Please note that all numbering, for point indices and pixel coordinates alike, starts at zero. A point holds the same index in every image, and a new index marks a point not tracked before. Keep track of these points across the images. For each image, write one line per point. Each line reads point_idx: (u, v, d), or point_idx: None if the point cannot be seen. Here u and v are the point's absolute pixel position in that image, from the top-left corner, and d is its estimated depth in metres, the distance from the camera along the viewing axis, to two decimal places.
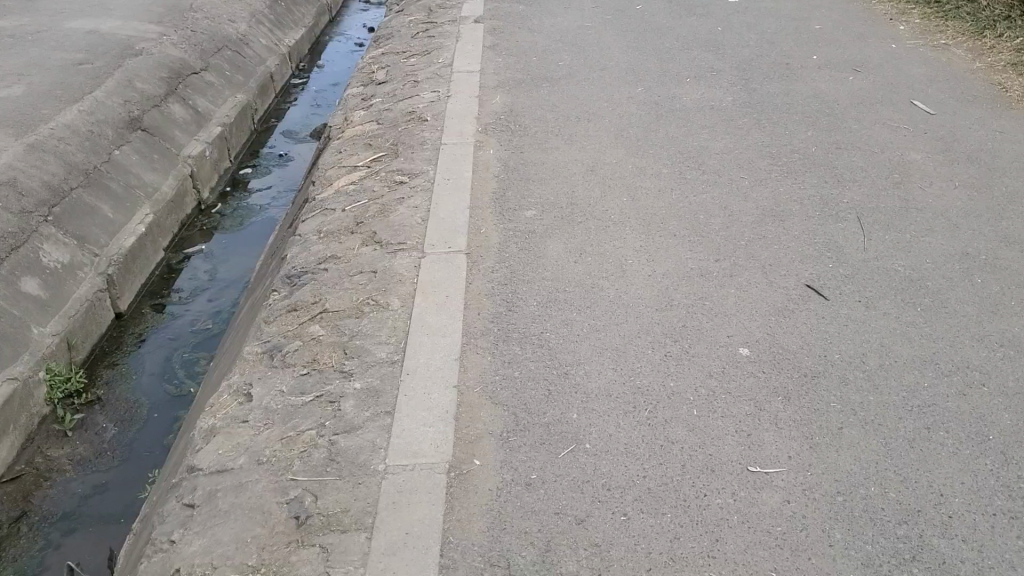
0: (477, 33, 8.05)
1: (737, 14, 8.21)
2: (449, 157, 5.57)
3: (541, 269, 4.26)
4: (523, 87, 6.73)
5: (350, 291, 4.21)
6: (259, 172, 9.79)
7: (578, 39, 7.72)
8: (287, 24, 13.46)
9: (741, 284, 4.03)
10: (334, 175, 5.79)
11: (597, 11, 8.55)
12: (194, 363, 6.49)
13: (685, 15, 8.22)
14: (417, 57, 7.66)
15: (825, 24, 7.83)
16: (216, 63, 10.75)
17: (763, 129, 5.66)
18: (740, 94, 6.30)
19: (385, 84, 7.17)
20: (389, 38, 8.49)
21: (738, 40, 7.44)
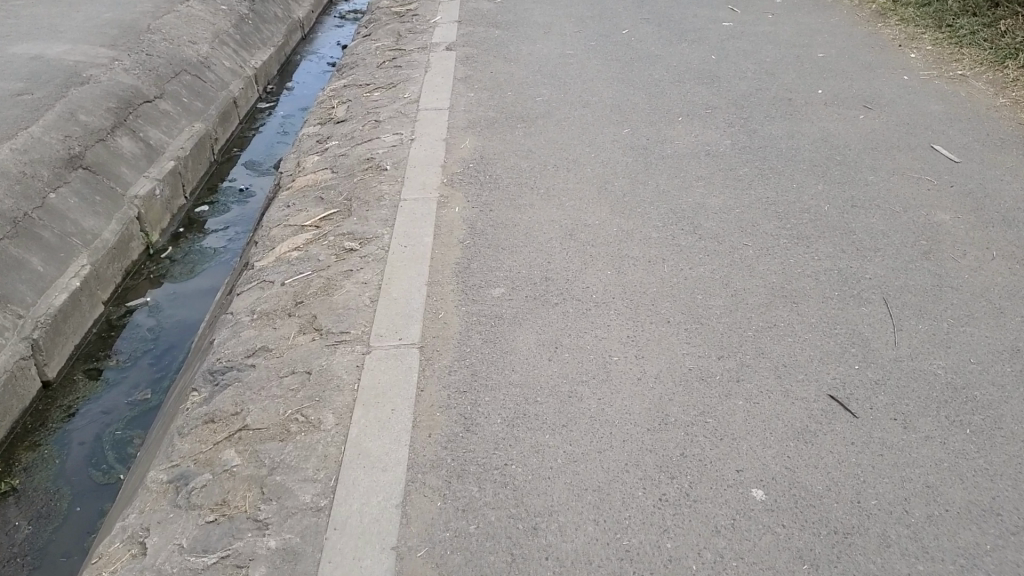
0: (447, 63, 7.36)
1: (731, 40, 7.53)
2: (408, 217, 4.87)
3: (509, 369, 3.55)
4: (497, 127, 6.04)
5: (276, 401, 3.49)
6: (217, 210, 9.06)
7: (559, 70, 7.03)
8: (254, 45, 12.75)
9: (750, 393, 3.34)
10: (278, 235, 5.08)
11: (580, 36, 7.85)
12: (126, 443, 5.74)
13: (676, 42, 7.54)
14: (380, 91, 6.97)
15: (830, 52, 7.14)
16: (173, 90, 10.03)
17: (766, 182, 4.98)
18: (737, 137, 5.62)
19: (344, 123, 6.47)
20: (354, 66, 7.80)
21: (734, 72, 6.76)
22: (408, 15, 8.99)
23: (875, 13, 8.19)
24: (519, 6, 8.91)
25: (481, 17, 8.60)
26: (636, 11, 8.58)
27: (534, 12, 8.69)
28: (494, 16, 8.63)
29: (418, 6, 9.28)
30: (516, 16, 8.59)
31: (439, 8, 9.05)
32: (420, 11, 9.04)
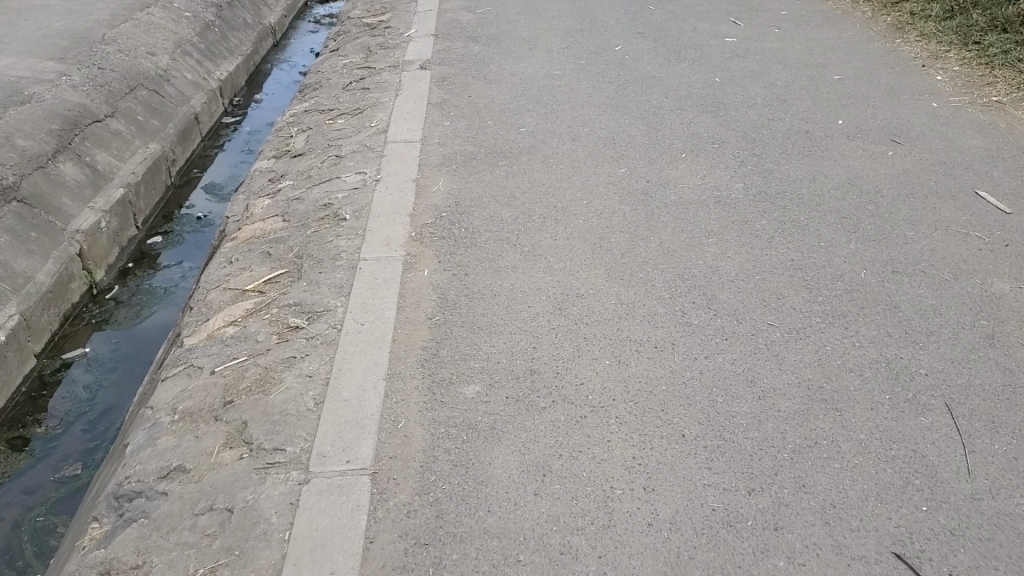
0: (420, 85, 6.62)
1: (736, 58, 6.80)
2: (368, 282, 4.13)
3: (486, 507, 2.81)
4: (473, 168, 5.31)
5: (186, 554, 2.73)
6: (171, 242, 8.29)
7: (544, 95, 6.29)
8: (220, 55, 11.98)
9: (792, 548, 2.61)
10: (217, 301, 4.34)
11: (569, 54, 7.11)
12: (48, 530, 4.95)
13: (674, 61, 6.80)
14: (345, 118, 6.22)
15: (847, 73, 6.41)
16: (126, 107, 9.25)
17: (788, 238, 4.26)
18: (751, 179, 4.89)
19: (301, 158, 5.71)
20: (318, 87, 7.05)
21: (740, 98, 6.03)
22: (380, 27, 8.25)
23: (890, 27, 7.46)
24: (501, 19, 8.18)
25: (459, 31, 7.87)
26: (628, 25, 7.83)
27: (518, 25, 7.95)
28: (474, 29, 7.89)
29: (391, 18, 8.53)
30: (498, 29, 7.86)
31: (413, 20, 8.32)
32: (393, 23, 8.30)
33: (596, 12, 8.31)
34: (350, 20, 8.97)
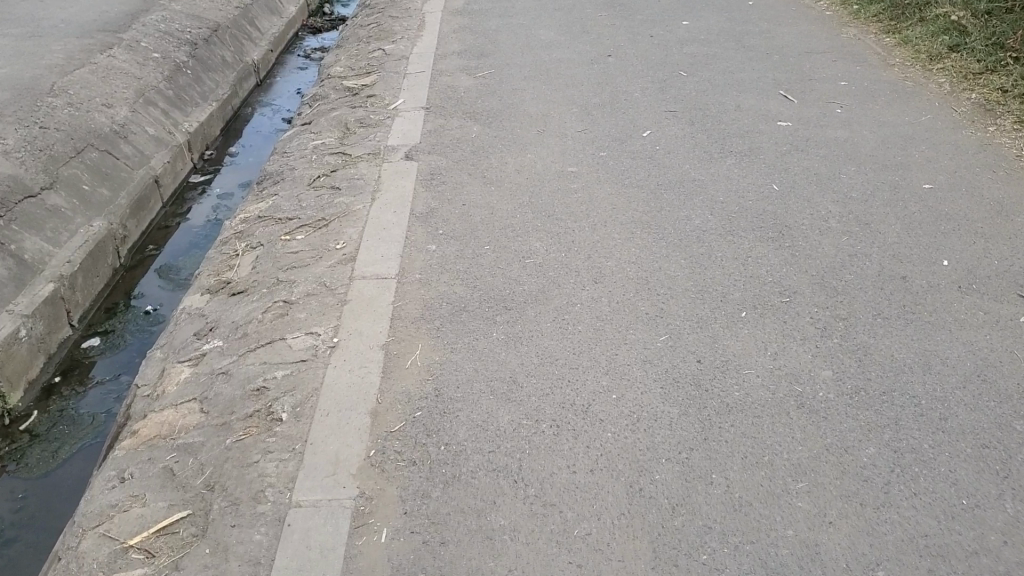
0: (402, 190, 5.33)
1: (794, 152, 5.50)
2: (300, 558, 2.80)
3: None
4: (463, 326, 3.98)
5: None
6: (111, 345, 6.98)
7: (557, 208, 5.00)
8: (191, 103, 10.71)
9: None
10: (88, 556, 3.01)
11: (585, 145, 5.83)
12: None
13: (716, 156, 5.51)
14: (303, 235, 4.93)
15: (938, 180, 5.10)
16: (68, 175, 7.96)
17: (911, 490, 2.95)
18: (840, 364, 3.59)
19: (241, 296, 4.42)
20: (278, 180, 5.77)
21: (806, 216, 4.73)
22: (362, 96, 7.00)
23: (978, 108, 6.16)
24: (506, 90, 6.92)
25: (455, 108, 6.61)
26: (658, 99, 6.55)
27: (525, 101, 6.69)
28: (472, 106, 6.63)
29: (377, 83, 7.29)
30: (503, 106, 6.59)
31: (401, 89, 7.07)
32: (378, 91, 7.04)
33: (618, 80, 7.03)
34: (331, 81, 7.71)
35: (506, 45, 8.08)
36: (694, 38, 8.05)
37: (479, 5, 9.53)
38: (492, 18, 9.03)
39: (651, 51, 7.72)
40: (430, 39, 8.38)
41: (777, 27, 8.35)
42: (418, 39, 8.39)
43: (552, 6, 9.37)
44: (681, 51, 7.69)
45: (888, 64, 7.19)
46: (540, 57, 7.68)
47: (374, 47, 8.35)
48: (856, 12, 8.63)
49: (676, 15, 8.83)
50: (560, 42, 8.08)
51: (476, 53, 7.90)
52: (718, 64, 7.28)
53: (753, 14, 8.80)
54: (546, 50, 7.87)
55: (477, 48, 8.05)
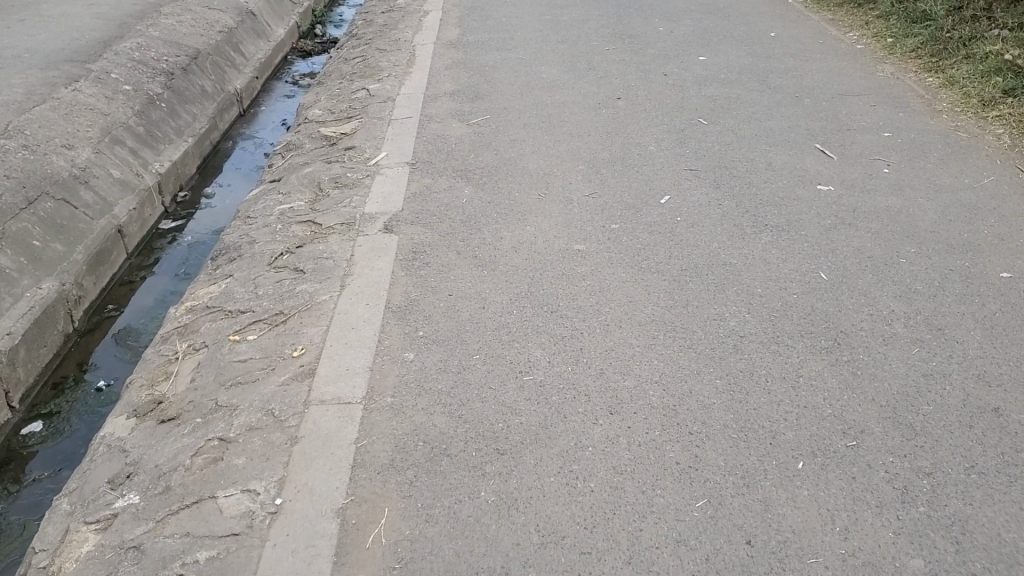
0: (377, 275, 4.49)
1: (840, 226, 4.68)
2: None
3: None
4: (444, 478, 3.11)
5: None
6: (54, 431, 6.15)
7: (561, 300, 4.17)
8: (163, 140, 9.91)
9: None
10: None
11: (594, 215, 5.02)
12: None
13: (749, 231, 4.69)
14: (255, 335, 4.11)
15: (1019, 266, 4.27)
16: (16, 228, 7.15)
17: None
18: (932, 551, 2.76)
19: (173, 423, 3.59)
20: (236, 256, 4.94)
21: (864, 317, 3.90)
22: (340, 148, 6.19)
23: None
24: (502, 143, 6.11)
25: (445, 166, 5.80)
26: (676, 155, 5.74)
27: (525, 156, 5.88)
28: (464, 163, 5.81)
29: (357, 132, 6.48)
30: (499, 163, 5.78)
31: (384, 141, 6.26)
32: (356, 144, 6.23)
33: (629, 130, 6.22)
34: (307, 127, 6.90)
35: (503, 85, 7.28)
36: (714, 76, 7.23)
37: (474, 37, 8.74)
38: (488, 52, 8.23)
39: (665, 93, 6.91)
40: (420, 78, 7.58)
41: (804, 63, 7.54)
42: (406, 78, 7.58)
43: (555, 38, 8.58)
44: (700, 93, 6.88)
45: (935, 110, 6.37)
46: (539, 101, 6.89)
47: (358, 87, 7.55)
48: (891, 46, 7.83)
49: (692, 49, 8.02)
50: (563, 82, 7.28)
51: (470, 96, 7.10)
52: (741, 110, 6.47)
53: (775, 47, 7.99)
54: (548, 92, 7.06)
55: (470, 89, 7.25)
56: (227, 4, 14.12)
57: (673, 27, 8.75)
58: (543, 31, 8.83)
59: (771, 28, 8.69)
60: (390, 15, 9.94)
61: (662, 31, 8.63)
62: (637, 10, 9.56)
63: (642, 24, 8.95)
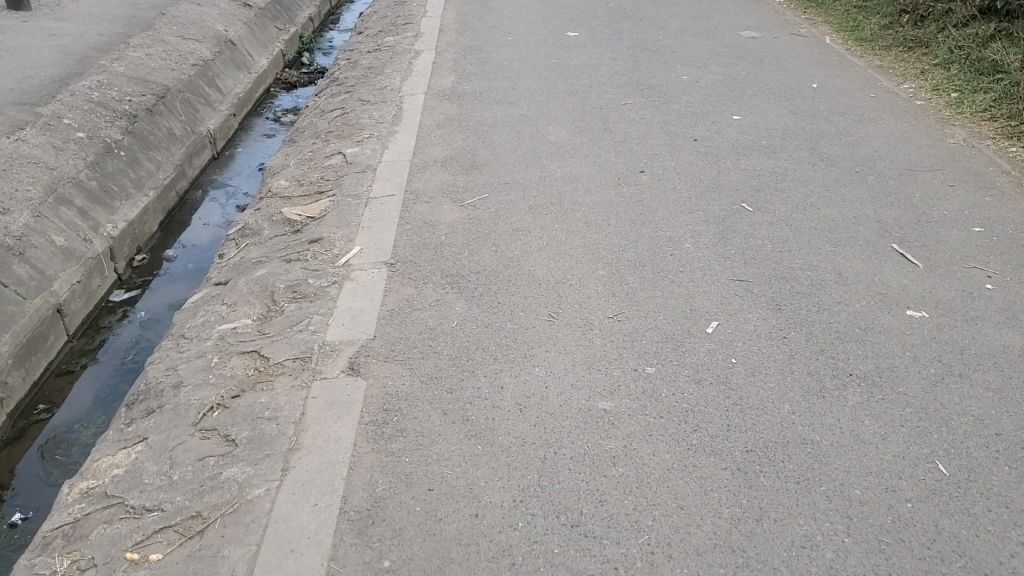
0: (334, 449, 3.35)
1: (948, 383, 3.56)
2: None
3: None
4: None
5: None
6: None
7: (585, 499, 3.04)
8: (119, 196, 8.79)
9: None
10: None
11: (620, 348, 3.89)
12: None
13: (828, 385, 3.57)
14: (161, 552, 2.93)
15: None
16: None
17: None
18: None
19: None
20: (156, 405, 3.80)
21: (1011, 550, 2.78)
22: (304, 239, 5.07)
23: None
24: (503, 235, 4.99)
25: (431, 267, 4.68)
26: (719, 257, 4.62)
27: (532, 255, 4.76)
28: (456, 263, 4.69)
29: (326, 216, 5.36)
30: (499, 264, 4.66)
31: (359, 230, 5.14)
32: (324, 233, 5.11)
33: (657, 218, 5.11)
34: (269, 204, 5.79)
35: (503, 155, 6.18)
36: (753, 142, 6.12)
37: (470, 87, 7.64)
38: (486, 107, 7.14)
39: (696, 166, 5.80)
40: (406, 142, 6.48)
41: (858, 125, 6.43)
42: (389, 143, 6.47)
43: (565, 88, 7.47)
44: (739, 165, 5.77)
45: None
46: (547, 177, 5.78)
47: (333, 151, 6.44)
48: (956, 103, 6.72)
49: (724, 104, 6.92)
50: (575, 151, 6.18)
51: (464, 168, 5.99)
52: (792, 190, 5.35)
53: (820, 102, 6.89)
54: (557, 165, 5.96)
55: (464, 159, 6.15)
56: (204, 34, 13.05)
57: (698, 76, 7.65)
58: (550, 79, 7.73)
59: (811, 76, 7.58)
60: (375, 55, 8.85)
61: (686, 81, 7.53)
62: (655, 53, 8.46)
63: (663, 71, 7.85)
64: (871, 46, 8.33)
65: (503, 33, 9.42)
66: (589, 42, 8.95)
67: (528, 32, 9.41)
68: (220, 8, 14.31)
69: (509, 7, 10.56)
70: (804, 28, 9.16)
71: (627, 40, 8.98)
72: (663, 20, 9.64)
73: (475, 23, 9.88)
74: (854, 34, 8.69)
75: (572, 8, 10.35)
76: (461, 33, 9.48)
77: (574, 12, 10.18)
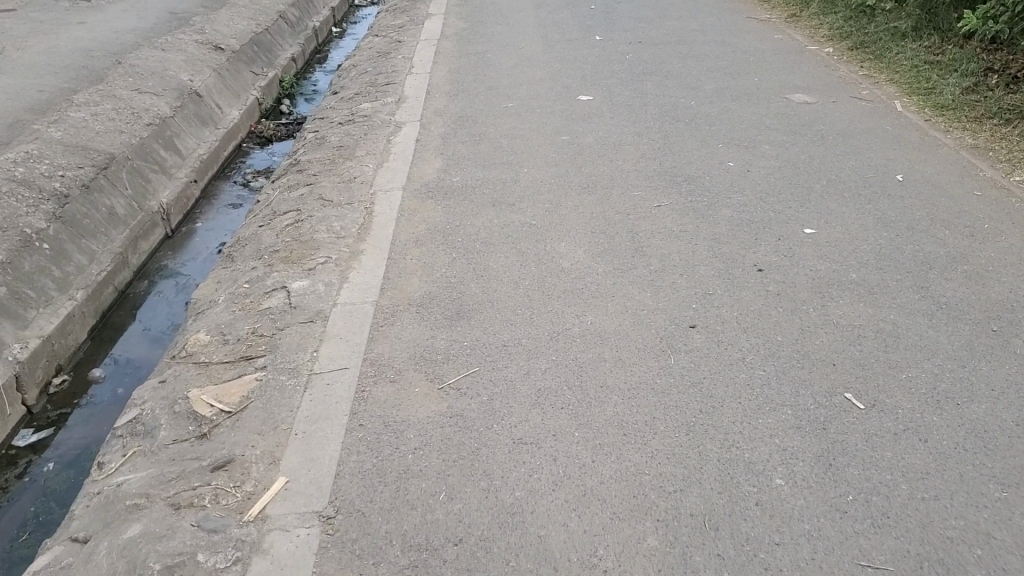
0: None
1: None
2: None
3: None
4: None
5: None
6: None
7: None
8: (36, 302, 7.21)
9: None
10: None
11: None
12: None
13: None
14: None
15: None
16: None
17: None
18: None
19: None
20: None
21: None
22: (209, 458, 3.47)
23: None
24: (500, 449, 3.38)
25: (388, 522, 3.06)
26: (829, 511, 3.02)
27: (543, 495, 3.15)
28: (427, 514, 3.08)
29: (248, 409, 3.76)
30: (495, 517, 3.05)
31: (289, 439, 3.54)
32: (238, 447, 3.50)
33: (725, 417, 3.51)
34: (179, 376, 4.19)
35: (501, 292, 4.60)
36: (838, 276, 4.54)
37: (460, 181, 6.07)
38: (481, 213, 5.57)
39: (769, 317, 4.21)
40: (373, 271, 4.90)
41: (973, 242, 4.84)
42: (350, 272, 4.89)
43: (582, 183, 5.91)
44: (826, 318, 4.18)
45: None
46: (562, 333, 4.19)
47: (276, 283, 4.86)
48: None
49: (789, 208, 5.35)
50: (599, 286, 4.59)
51: (447, 315, 4.40)
52: (910, 370, 3.77)
53: (913, 205, 5.31)
54: (575, 310, 4.38)
55: (448, 299, 4.57)
56: (164, 86, 11.50)
57: (748, 162, 6.07)
58: (560, 169, 6.17)
59: (891, 162, 6.01)
60: (347, 131, 7.29)
61: (735, 169, 5.97)
62: (689, 126, 6.90)
63: (702, 154, 6.29)
64: (957, 115, 6.76)
65: (502, 97, 7.87)
66: (606, 110, 7.39)
67: (532, 96, 7.86)
68: (187, 54, 12.78)
69: (509, 61, 9.02)
70: (865, 89, 7.59)
71: (654, 106, 7.43)
72: (694, 79, 8.08)
73: (469, 84, 8.33)
74: (930, 99, 7.11)
75: (583, 63, 8.81)
76: (451, 98, 7.94)
77: (587, 68, 8.64)
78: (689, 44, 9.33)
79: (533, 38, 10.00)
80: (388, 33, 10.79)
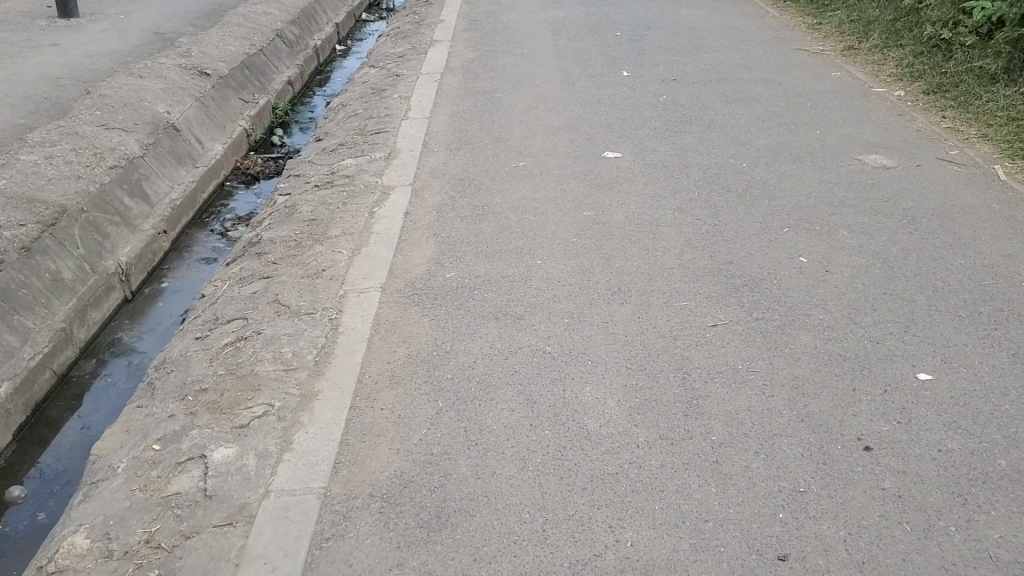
0: None
1: None
2: None
3: None
4: None
5: None
6: None
7: None
8: None
9: None
10: None
11: None
12: None
13: None
14: None
15: None
16: None
17: None
18: None
19: None
20: None
21: None
22: None
23: None
24: None
25: None
26: None
27: None
28: None
29: None
30: None
31: None
32: None
33: None
34: None
35: (503, 473, 3.27)
36: (980, 464, 3.20)
37: (457, 278, 4.76)
38: (480, 329, 4.25)
39: (892, 545, 2.87)
40: (329, 433, 3.57)
41: None
42: (295, 433, 3.57)
43: (613, 284, 4.58)
44: (977, 548, 2.85)
45: None
46: (591, 560, 2.86)
47: (195, 447, 3.54)
48: None
49: (890, 333, 4.01)
50: (641, 468, 3.26)
51: (425, 517, 3.08)
52: None
53: None
54: (607, 515, 3.05)
55: (427, 483, 3.24)
56: (137, 119, 10.20)
57: (827, 256, 4.74)
58: (585, 262, 4.84)
59: (1012, 259, 4.66)
60: (323, 197, 5.96)
61: (809, 267, 4.63)
62: (744, 197, 5.56)
63: (765, 241, 4.94)
64: None
65: (513, 153, 6.55)
66: (639, 173, 6.06)
67: (548, 151, 6.54)
68: (166, 81, 11.49)
69: (523, 104, 7.70)
70: (955, 148, 6.24)
71: (697, 167, 6.10)
72: (742, 130, 6.75)
73: (473, 134, 7.02)
74: None
75: (609, 107, 7.48)
76: (452, 154, 6.62)
77: (614, 114, 7.31)
78: (731, 83, 8.00)
79: (551, 72, 8.69)
80: (386, 64, 9.50)
